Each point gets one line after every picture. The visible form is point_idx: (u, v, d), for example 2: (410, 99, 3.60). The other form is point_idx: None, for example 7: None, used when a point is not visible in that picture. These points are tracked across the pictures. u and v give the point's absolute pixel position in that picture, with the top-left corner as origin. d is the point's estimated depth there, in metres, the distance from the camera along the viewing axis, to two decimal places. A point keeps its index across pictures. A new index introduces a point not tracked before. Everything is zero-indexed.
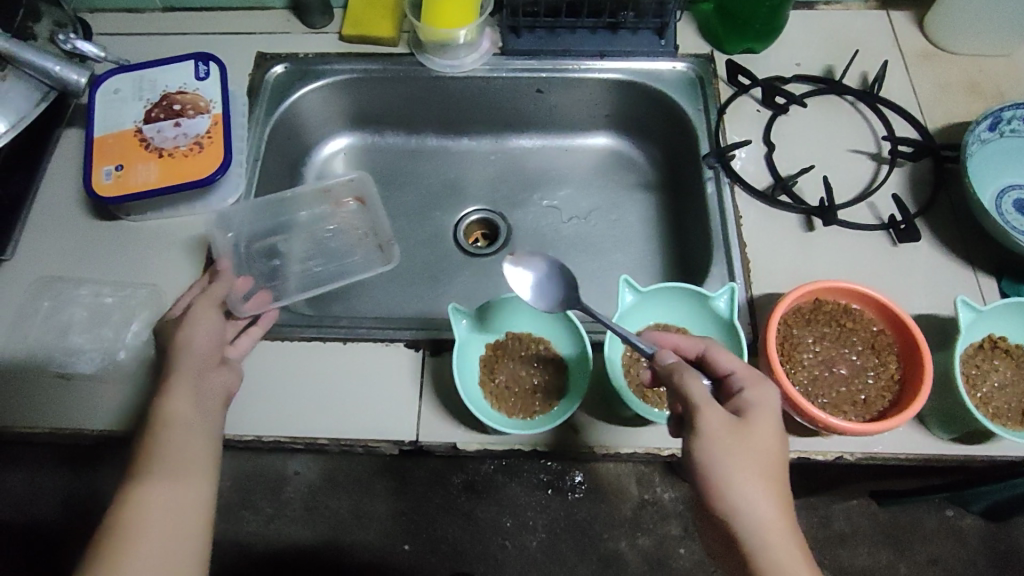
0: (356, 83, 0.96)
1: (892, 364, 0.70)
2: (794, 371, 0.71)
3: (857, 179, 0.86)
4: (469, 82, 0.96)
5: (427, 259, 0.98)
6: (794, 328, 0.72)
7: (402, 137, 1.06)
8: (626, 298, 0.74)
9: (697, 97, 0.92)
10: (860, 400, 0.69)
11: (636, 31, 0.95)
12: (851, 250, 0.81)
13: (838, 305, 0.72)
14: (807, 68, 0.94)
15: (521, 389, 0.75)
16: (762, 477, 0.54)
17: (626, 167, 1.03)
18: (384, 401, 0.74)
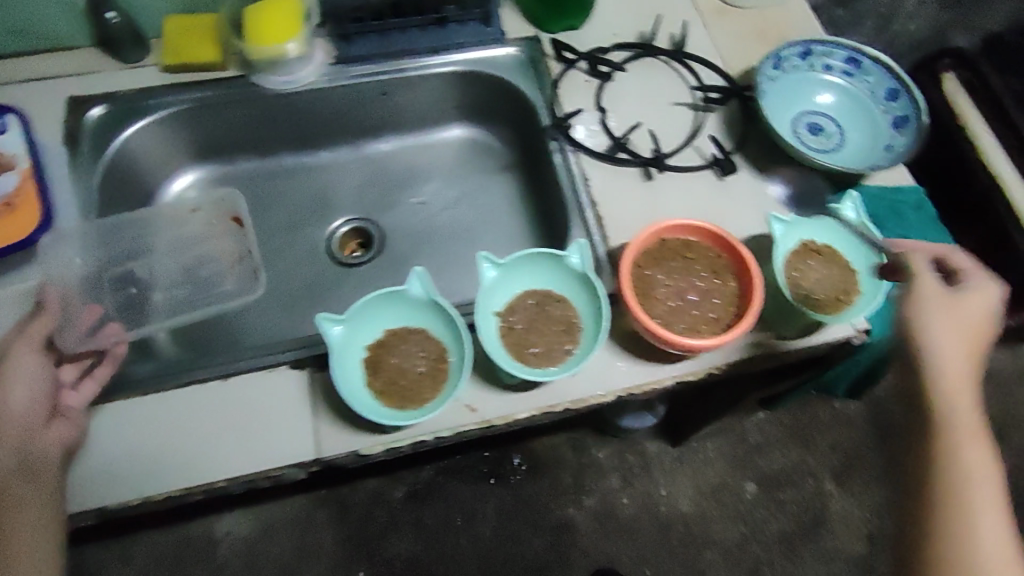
0: (193, 114, 0.87)
1: (731, 282, 0.75)
2: (657, 307, 0.73)
3: (682, 124, 0.89)
4: (311, 95, 0.90)
5: (303, 280, 0.91)
6: (645, 270, 0.75)
7: (256, 161, 0.96)
8: (488, 273, 0.71)
9: (533, 77, 0.91)
10: (712, 319, 0.73)
11: (465, 23, 0.92)
12: (690, 189, 0.85)
13: (679, 241, 0.76)
14: (624, 37, 0.94)
15: (406, 378, 0.69)
16: (964, 347, 0.59)
17: (485, 152, 0.99)
18: (274, 429, 0.71)
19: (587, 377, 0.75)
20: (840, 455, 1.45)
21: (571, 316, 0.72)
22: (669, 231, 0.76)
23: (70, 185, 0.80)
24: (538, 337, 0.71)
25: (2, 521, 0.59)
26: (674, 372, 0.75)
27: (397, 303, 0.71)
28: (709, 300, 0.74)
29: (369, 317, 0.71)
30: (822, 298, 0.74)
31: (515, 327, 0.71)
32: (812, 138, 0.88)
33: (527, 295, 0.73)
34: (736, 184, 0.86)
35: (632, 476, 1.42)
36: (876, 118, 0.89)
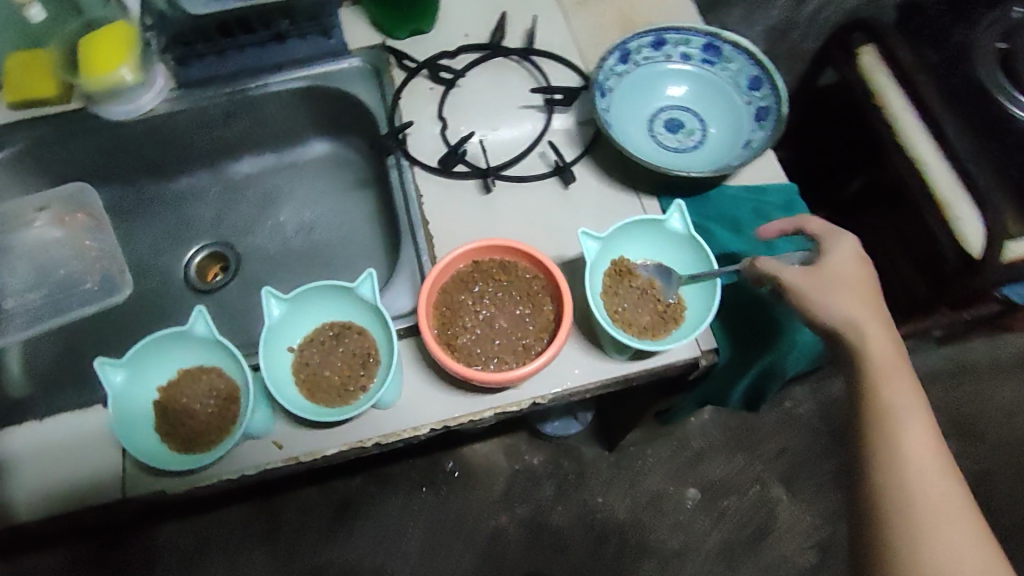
0: (30, 155, 0.85)
1: (547, 305, 0.69)
2: (465, 336, 0.68)
3: (526, 133, 0.87)
4: (153, 123, 0.87)
5: (156, 309, 0.89)
6: (454, 295, 0.70)
7: (113, 190, 0.94)
8: (272, 311, 0.66)
9: (374, 89, 0.88)
10: (521, 347, 0.68)
11: (304, 37, 0.90)
12: (530, 203, 0.81)
13: (494, 262, 0.71)
14: (475, 38, 0.91)
15: (194, 422, 0.65)
16: (866, 307, 0.65)
17: (344, 166, 0.97)
18: (88, 468, 0.68)
19: (404, 410, 0.70)
20: (786, 459, 1.40)
21: (370, 349, 0.68)
22: (481, 251, 0.70)
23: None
24: (333, 371, 0.67)
25: None
26: (494, 403, 0.71)
27: (182, 343, 0.67)
28: (522, 326, 0.69)
29: (152, 359, 0.66)
30: (642, 322, 0.68)
31: (310, 362, 0.68)
32: (668, 136, 0.83)
33: (325, 327, 0.70)
34: (578, 192, 0.81)
35: (568, 485, 1.38)
36: (738, 109, 0.82)
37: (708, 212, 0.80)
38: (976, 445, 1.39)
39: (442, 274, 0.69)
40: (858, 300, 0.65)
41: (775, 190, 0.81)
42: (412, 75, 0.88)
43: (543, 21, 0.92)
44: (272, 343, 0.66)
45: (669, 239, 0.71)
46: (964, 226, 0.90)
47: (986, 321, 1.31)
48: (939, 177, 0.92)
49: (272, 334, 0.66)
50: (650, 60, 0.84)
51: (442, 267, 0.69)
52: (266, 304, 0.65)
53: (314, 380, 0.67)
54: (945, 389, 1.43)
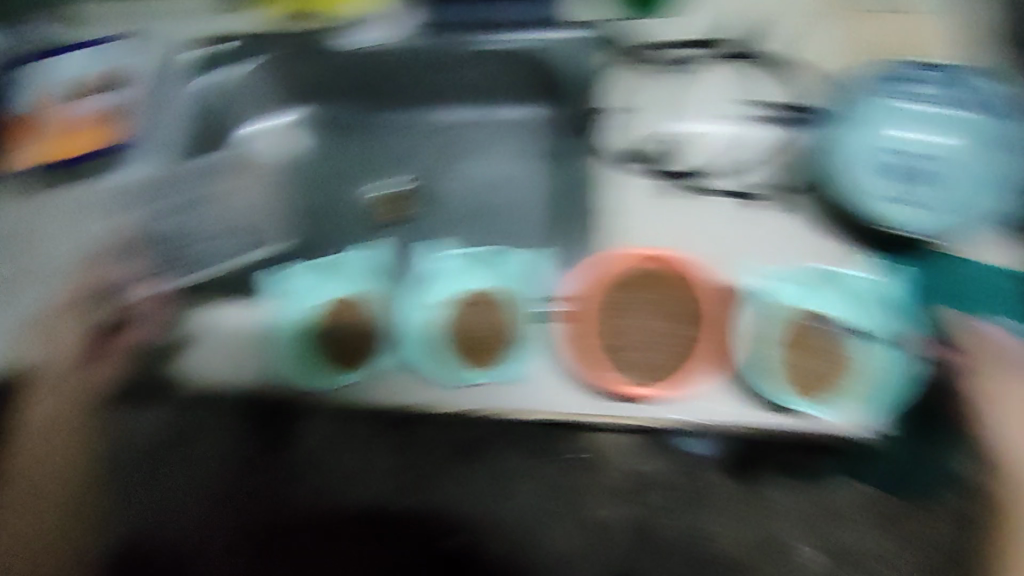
0: (293, 59, 0.95)
1: (697, 329, 0.72)
2: (603, 334, 0.72)
3: (734, 151, 0.86)
4: (395, 56, 0.94)
5: (336, 234, 0.90)
6: (611, 296, 0.73)
7: (336, 112, 1.00)
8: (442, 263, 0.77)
9: (593, 75, 0.91)
10: (663, 365, 0.71)
11: (546, 3, 0.92)
12: (715, 225, 0.80)
13: (653, 273, 0.74)
14: (696, 42, 0.94)
15: (347, 344, 0.73)
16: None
17: (546, 133, 0.96)
18: (242, 367, 0.74)
19: (526, 386, 0.72)
20: None
21: (505, 323, 0.73)
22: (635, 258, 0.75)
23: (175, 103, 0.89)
24: (473, 329, 0.73)
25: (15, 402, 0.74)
26: (615, 408, 0.71)
27: (348, 272, 0.74)
28: (658, 338, 0.72)
29: (321, 280, 0.75)
30: (790, 374, 0.68)
31: (457, 315, 0.73)
32: (890, 182, 0.74)
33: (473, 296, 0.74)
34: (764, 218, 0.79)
35: None
36: (982, 168, 0.73)
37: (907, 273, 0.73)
38: None
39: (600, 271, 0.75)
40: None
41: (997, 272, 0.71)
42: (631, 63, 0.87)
43: (766, 41, 0.92)
44: (427, 287, 0.74)
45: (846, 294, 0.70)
46: None
47: None
48: None
49: (433, 279, 0.75)
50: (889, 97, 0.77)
51: (607, 269, 0.74)
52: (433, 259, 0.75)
53: (462, 339, 0.72)
54: None
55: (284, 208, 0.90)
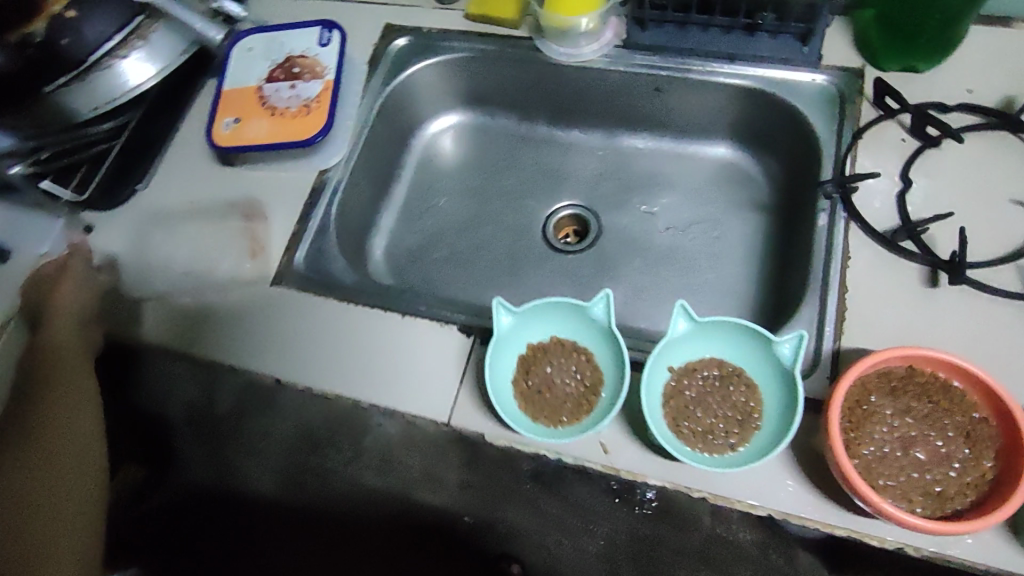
0: (474, 64, 0.89)
1: (986, 460, 0.55)
2: (869, 441, 0.57)
3: (1008, 234, 0.69)
4: (584, 74, 0.85)
5: (507, 249, 0.89)
6: (872, 396, 0.58)
7: (514, 121, 0.96)
8: (676, 325, 0.63)
9: (834, 118, 0.77)
10: (933, 491, 0.54)
11: (776, 35, 0.81)
12: (981, 316, 0.65)
13: (937, 378, 0.58)
14: (979, 97, 0.76)
15: (550, 392, 0.65)
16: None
17: (742, 183, 0.89)
18: (423, 381, 0.68)
19: (750, 478, 0.60)
20: None
21: (752, 409, 0.61)
22: (924, 358, 0.57)
23: (354, 98, 0.86)
24: (707, 414, 0.62)
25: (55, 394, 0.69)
26: (858, 527, 0.57)
27: (571, 318, 0.67)
28: (942, 467, 0.55)
29: (544, 319, 0.68)
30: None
31: (688, 395, 0.62)
32: None
33: (713, 366, 0.64)
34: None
35: None
36: None
37: None
38: None
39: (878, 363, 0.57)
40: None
41: None
42: (884, 117, 0.75)
43: None
44: (661, 356, 0.62)
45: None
46: None
47: None
48: None
49: (665, 346, 0.63)
50: None
51: (880, 360, 0.57)
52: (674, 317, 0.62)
53: (680, 415, 0.62)
54: None
55: (463, 218, 0.92)
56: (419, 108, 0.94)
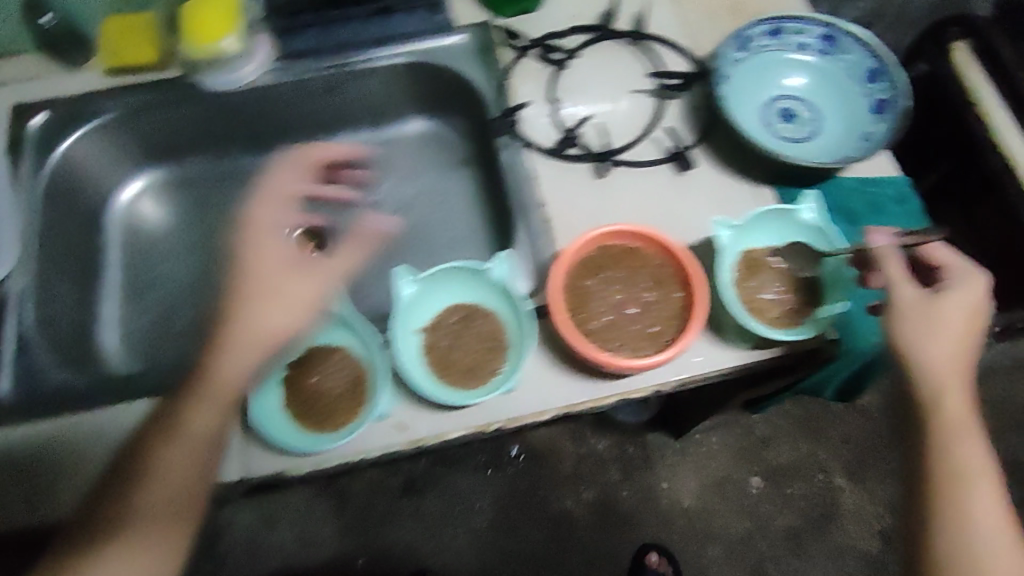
0: (130, 121, 0.89)
1: (674, 293, 0.71)
2: (593, 309, 0.70)
3: (636, 117, 0.86)
4: (256, 92, 0.89)
5: None
6: (585, 279, 0.71)
7: (207, 163, 0.98)
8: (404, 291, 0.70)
9: (482, 65, 0.89)
10: (651, 333, 0.69)
11: (411, 13, 0.91)
12: (642, 185, 0.81)
13: (624, 247, 0.73)
14: (585, 19, 0.90)
15: (325, 395, 0.69)
16: (974, 342, 0.62)
17: (439, 144, 0.98)
18: None
19: (531, 390, 0.70)
20: (851, 448, 1.39)
21: (495, 332, 0.70)
22: (610, 234, 0.72)
23: (3, 194, 0.79)
24: (463, 353, 0.70)
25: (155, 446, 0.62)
26: (618, 390, 0.70)
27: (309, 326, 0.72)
28: (651, 312, 0.70)
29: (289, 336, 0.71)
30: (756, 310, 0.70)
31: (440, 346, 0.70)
32: (783, 126, 0.82)
33: (450, 312, 0.72)
34: (696, 178, 0.82)
35: (633, 467, 1.39)
36: (857, 101, 0.81)
37: (830, 203, 0.80)
38: None
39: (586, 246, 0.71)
40: (977, 327, 0.62)
41: (897, 181, 0.82)
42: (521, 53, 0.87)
43: (652, 7, 0.91)
44: (403, 322, 0.69)
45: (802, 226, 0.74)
46: None
47: None
48: None
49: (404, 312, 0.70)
50: (763, 47, 0.83)
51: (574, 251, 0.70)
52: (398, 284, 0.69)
53: (446, 362, 0.69)
54: (1004, 382, 1.46)
55: (199, 266, 0.94)
56: (98, 182, 0.93)
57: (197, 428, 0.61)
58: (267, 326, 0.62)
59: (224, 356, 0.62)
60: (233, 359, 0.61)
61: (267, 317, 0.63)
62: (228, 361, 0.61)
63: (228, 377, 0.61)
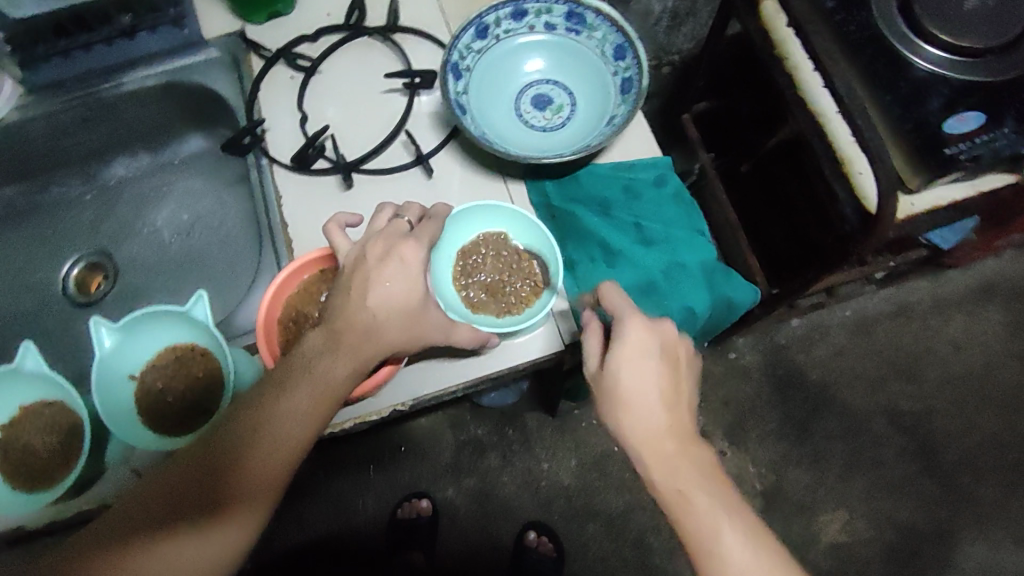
0: None
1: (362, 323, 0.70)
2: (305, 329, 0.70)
3: (388, 118, 0.82)
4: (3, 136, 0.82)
5: (42, 320, 0.88)
6: (301, 307, 0.71)
7: None
8: (104, 341, 0.68)
9: (234, 81, 0.84)
10: None
11: (156, 29, 0.86)
12: (388, 195, 0.78)
13: (311, 275, 0.72)
14: (336, 17, 0.86)
15: (39, 456, 0.69)
16: (663, 386, 0.57)
17: (222, 160, 0.93)
18: None
19: None
20: (730, 412, 1.35)
21: (211, 370, 0.71)
22: (322, 260, 0.72)
23: None
24: (177, 396, 0.72)
25: (269, 412, 0.58)
26: (354, 413, 0.70)
27: (23, 381, 0.71)
28: None
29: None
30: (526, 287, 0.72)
31: (155, 390, 0.71)
32: (535, 115, 0.80)
33: (168, 352, 0.72)
34: (442, 183, 0.79)
35: (514, 450, 1.35)
36: (606, 80, 0.78)
37: (577, 194, 0.78)
38: (923, 385, 1.37)
39: (269, 340, 0.69)
40: (658, 369, 0.58)
41: (661, 161, 0.78)
42: (269, 64, 0.83)
43: None
44: (107, 378, 0.69)
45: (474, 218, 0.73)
46: (864, 181, 0.88)
47: (932, 258, 1.25)
48: (838, 129, 0.90)
49: (106, 366, 0.69)
50: (508, 32, 0.79)
51: (275, 289, 0.70)
52: (96, 335, 0.68)
53: (165, 405, 0.71)
54: (890, 329, 1.40)
55: None
56: None
57: (292, 438, 0.58)
58: (337, 372, 0.59)
59: (312, 375, 0.59)
60: (286, 398, 0.58)
61: (315, 362, 0.60)
62: (337, 368, 0.59)
63: (311, 382, 0.59)
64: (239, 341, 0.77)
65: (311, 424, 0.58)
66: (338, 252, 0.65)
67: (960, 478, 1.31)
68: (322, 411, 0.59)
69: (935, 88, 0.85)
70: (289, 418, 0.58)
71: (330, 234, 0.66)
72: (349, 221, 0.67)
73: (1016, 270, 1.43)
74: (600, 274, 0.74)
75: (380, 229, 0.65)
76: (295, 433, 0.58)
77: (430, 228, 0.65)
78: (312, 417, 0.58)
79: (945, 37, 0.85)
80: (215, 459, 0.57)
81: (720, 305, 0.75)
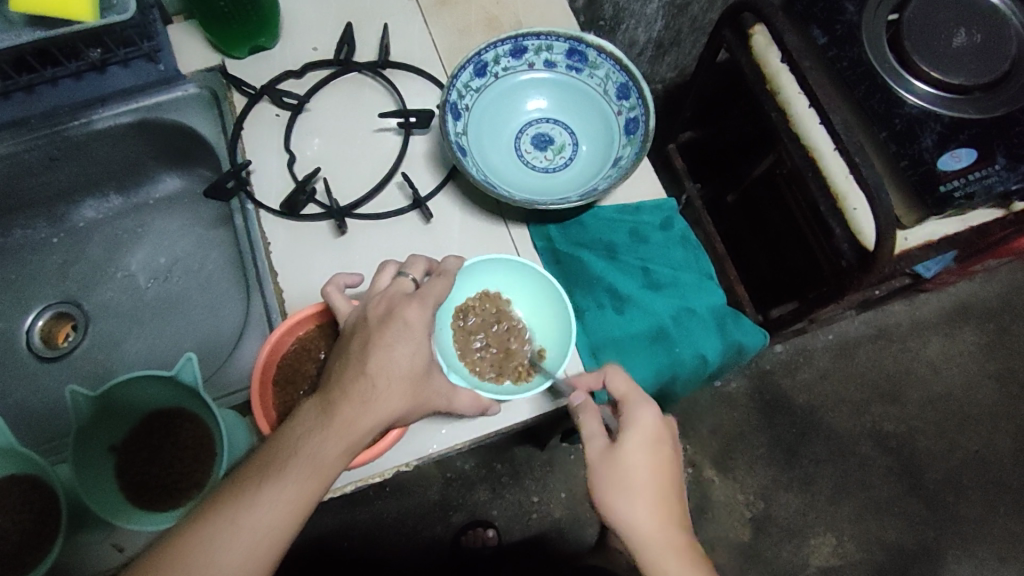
0: None
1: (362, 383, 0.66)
2: (300, 391, 0.66)
3: (382, 160, 0.78)
4: None
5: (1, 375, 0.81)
6: (300, 364, 0.67)
7: None
8: (81, 413, 0.61)
9: (215, 119, 0.80)
10: None
11: (129, 63, 0.80)
12: (384, 241, 0.75)
13: (308, 334, 0.68)
14: (323, 53, 0.83)
15: (8, 538, 0.62)
16: (672, 475, 0.57)
17: (202, 201, 0.88)
18: None
19: None
20: (720, 439, 1.34)
21: (201, 439, 0.67)
22: (320, 314, 0.68)
23: None
24: (162, 468, 0.66)
25: (251, 493, 0.49)
26: (355, 477, 0.66)
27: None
28: None
29: None
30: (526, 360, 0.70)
31: (139, 461, 0.66)
32: (536, 155, 0.77)
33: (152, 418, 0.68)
34: (440, 228, 0.75)
35: (503, 484, 1.32)
36: (610, 120, 0.76)
37: (582, 238, 0.76)
38: (905, 408, 1.38)
39: (264, 403, 0.64)
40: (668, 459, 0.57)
41: (668, 204, 0.77)
42: (252, 101, 0.78)
43: (398, 30, 0.84)
44: (86, 450, 0.63)
45: (482, 270, 0.72)
46: (860, 217, 0.85)
47: (914, 284, 1.27)
48: (833, 165, 0.87)
49: (83, 437, 0.62)
50: (507, 70, 0.76)
51: (271, 351, 0.66)
52: (74, 406, 0.61)
53: (149, 479, 0.66)
54: (870, 353, 1.41)
55: None
56: None
57: (270, 526, 0.48)
58: (333, 453, 0.52)
59: (300, 457, 0.51)
60: (272, 482, 0.49)
61: (308, 439, 0.52)
62: (329, 447, 0.52)
63: (306, 461, 0.51)
64: (230, 400, 0.71)
65: (289, 521, 0.49)
66: (338, 312, 0.62)
67: (943, 497, 1.33)
68: (307, 499, 0.50)
69: (928, 124, 0.82)
70: (267, 507, 0.48)
71: (329, 294, 0.62)
72: (349, 282, 0.65)
73: (988, 293, 1.46)
74: (611, 322, 0.72)
75: (383, 289, 0.61)
76: (275, 519, 0.48)
77: (437, 288, 0.61)
78: (299, 504, 0.49)
79: (933, 73, 0.83)
80: (173, 542, 0.47)
81: (732, 351, 0.73)
